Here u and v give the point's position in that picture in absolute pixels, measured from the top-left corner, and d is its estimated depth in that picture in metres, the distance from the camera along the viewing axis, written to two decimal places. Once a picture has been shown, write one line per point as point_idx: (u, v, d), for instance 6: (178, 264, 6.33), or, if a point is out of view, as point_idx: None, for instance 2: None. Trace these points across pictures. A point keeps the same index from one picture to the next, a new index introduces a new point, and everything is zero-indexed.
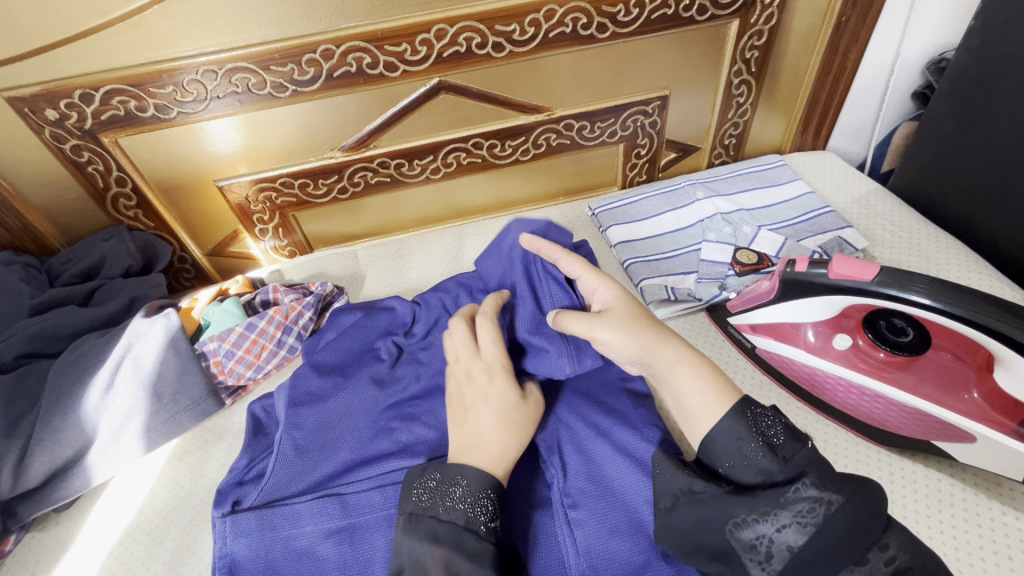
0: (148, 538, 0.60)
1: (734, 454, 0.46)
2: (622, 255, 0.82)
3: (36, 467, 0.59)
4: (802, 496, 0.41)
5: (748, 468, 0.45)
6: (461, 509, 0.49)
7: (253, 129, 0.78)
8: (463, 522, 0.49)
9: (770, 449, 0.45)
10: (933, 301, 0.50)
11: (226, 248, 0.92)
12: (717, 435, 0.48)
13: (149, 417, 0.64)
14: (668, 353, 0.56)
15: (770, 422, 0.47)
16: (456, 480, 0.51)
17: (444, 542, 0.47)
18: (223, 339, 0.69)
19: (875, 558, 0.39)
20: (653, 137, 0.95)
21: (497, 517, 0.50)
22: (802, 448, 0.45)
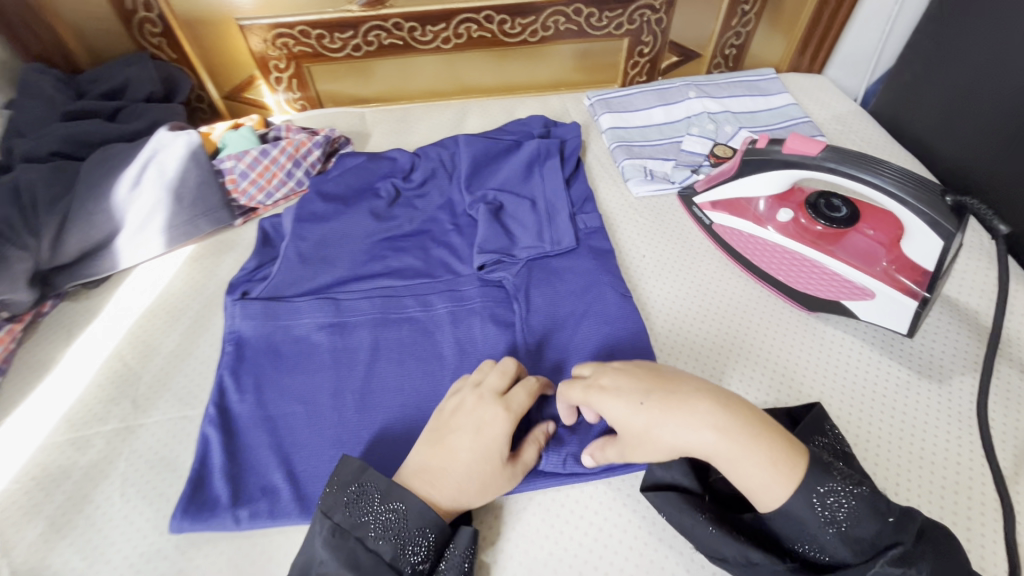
0: (167, 316, 0.70)
1: (797, 533, 0.46)
2: (610, 139, 0.88)
3: (73, 241, 0.68)
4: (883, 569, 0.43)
5: (822, 544, 0.45)
6: (390, 543, 0.48)
7: None
8: (391, 557, 0.48)
9: (839, 531, 0.45)
10: (859, 172, 0.58)
11: (240, 94, 0.97)
12: (778, 518, 0.46)
13: (171, 216, 0.72)
14: (704, 447, 0.48)
15: (839, 500, 0.45)
16: (390, 511, 0.50)
17: (363, 575, 0.46)
18: (239, 160, 0.76)
19: None
20: (657, 36, 0.99)
21: (429, 561, 0.49)
22: (881, 526, 0.44)
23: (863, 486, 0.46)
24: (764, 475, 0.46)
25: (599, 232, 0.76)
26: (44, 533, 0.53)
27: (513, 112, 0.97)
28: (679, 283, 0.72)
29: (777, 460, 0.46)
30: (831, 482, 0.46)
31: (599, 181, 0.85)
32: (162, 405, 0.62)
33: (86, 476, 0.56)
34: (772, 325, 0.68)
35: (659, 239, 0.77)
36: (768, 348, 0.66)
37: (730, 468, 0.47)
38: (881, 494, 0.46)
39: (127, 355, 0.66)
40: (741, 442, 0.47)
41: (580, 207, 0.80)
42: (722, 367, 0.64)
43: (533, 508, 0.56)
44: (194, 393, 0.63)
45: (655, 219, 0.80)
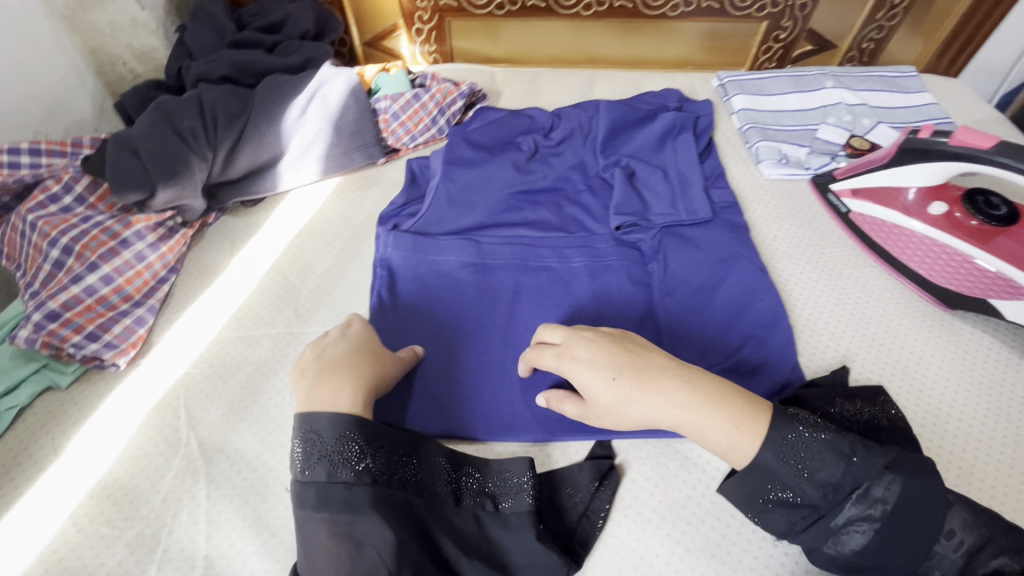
0: (321, 239, 0.74)
1: (772, 485, 0.47)
2: (742, 120, 0.88)
3: (243, 159, 0.74)
4: (852, 510, 0.45)
5: (803, 491, 0.46)
6: (326, 465, 0.48)
7: None
8: (327, 476, 0.48)
9: (805, 474, 0.46)
10: None
11: (381, 43, 1.02)
12: (751, 472, 0.48)
13: (329, 147, 0.77)
14: (673, 420, 0.50)
15: (801, 444, 0.47)
16: (303, 441, 0.49)
17: (320, 505, 0.47)
18: (394, 101, 0.80)
19: (946, 547, 0.44)
20: (797, 23, 0.98)
21: (366, 458, 0.49)
22: (847, 466, 0.46)
23: (820, 429, 0.48)
24: (731, 437, 0.48)
25: (733, 208, 0.77)
26: (225, 414, 0.58)
27: (641, 85, 0.98)
28: (813, 266, 0.73)
29: (740, 421, 0.49)
30: (795, 430, 0.48)
31: (731, 159, 0.86)
32: (321, 317, 0.66)
33: (257, 370, 0.62)
34: (907, 315, 0.68)
35: (792, 222, 0.78)
36: (905, 337, 0.66)
37: (701, 435, 0.50)
38: (844, 435, 0.48)
39: (285, 269, 0.71)
40: (703, 409, 0.50)
41: (712, 182, 0.81)
42: (859, 349, 0.65)
43: (671, 454, 0.57)
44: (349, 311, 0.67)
45: (789, 204, 0.80)
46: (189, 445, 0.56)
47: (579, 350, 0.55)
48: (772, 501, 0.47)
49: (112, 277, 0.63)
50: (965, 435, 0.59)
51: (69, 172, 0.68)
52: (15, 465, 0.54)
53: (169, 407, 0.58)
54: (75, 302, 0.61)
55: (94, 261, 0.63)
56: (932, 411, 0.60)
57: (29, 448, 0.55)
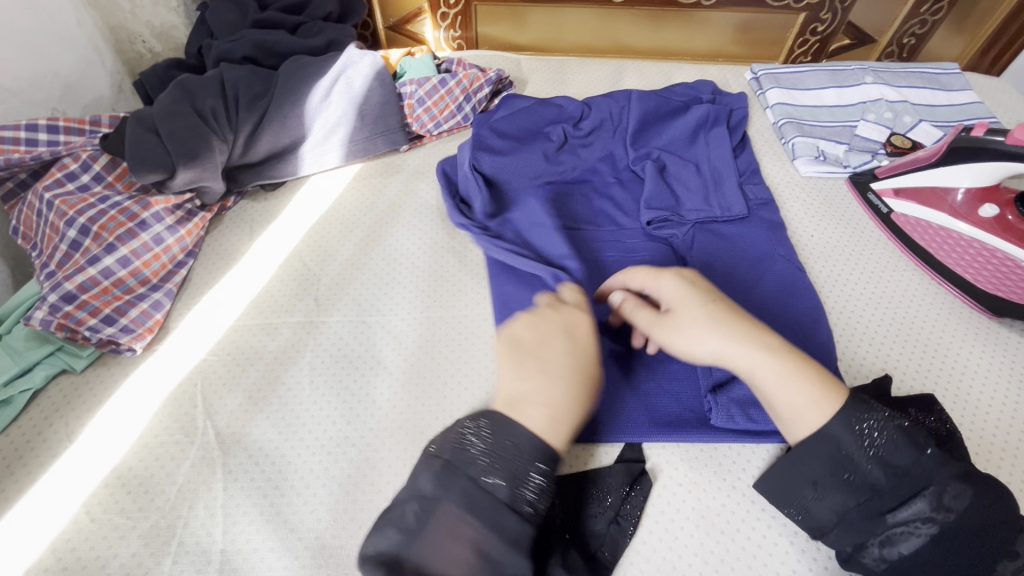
0: (341, 226, 0.72)
1: (834, 465, 0.45)
2: (777, 114, 0.85)
3: (264, 142, 0.71)
4: (916, 505, 0.42)
5: (864, 474, 0.44)
6: (505, 481, 0.44)
7: None
8: (505, 492, 0.44)
9: (874, 457, 0.44)
10: None
11: (405, 27, 1.00)
12: (814, 446, 0.46)
13: (352, 131, 0.75)
14: (744, 362, 0.49)
15: (877, 427, 0.45)
16: (506, 448, 0.45)
17: (473, 515, 0.43)
18: (419, 86, 0.78)
19: (1006, 570, 0.40)
20: (837, 14, 0.94)
21: (545, 499, 0.45)
22: (919, 457, 0.44)
23: (902, 418, 0.45)
24: (811, 393, 0.46)
25: (769, 205, 0.74)
26: (243, 404, 0.56)
27: (671, 77, 0.95)
28: (851, 267, 0.70)
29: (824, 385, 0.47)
30: (874, 413, 0.45)
31: (765, 154, 0.83)
32: (342, 307, 0.64)
33: (277, 359, 0.60)
34: (952, 323, 0.65)
35: (829, 222, 0.75)
36: (950, 345, 0.63)
37: (776, 383, 0.47)
38: (921, 429, 0.45)
39: (306, 256, 0.69)
40: (788, 363, 0.48)
41: (746, 178, 0.78)
42: (902, 356, 0.62)
43: (703, 459, 0.55)
44: (370, 301, 0.65)
45: (825, 203, 0.77)
46: (206, 435, 0.54)
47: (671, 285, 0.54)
48: (826, 480, 0.45)
49: (129, 259, 0.62)
50: (1015, 450, 0.56)
51: (87, 150, 0.66)
52: (29, 450, 0.53)
53: (186, 395, 0.57)
54: (92, 283, 0.59)
55: (112, 242, 0.61)
56: (981, 423, 0.57)
57: (43, 433, 0.54)
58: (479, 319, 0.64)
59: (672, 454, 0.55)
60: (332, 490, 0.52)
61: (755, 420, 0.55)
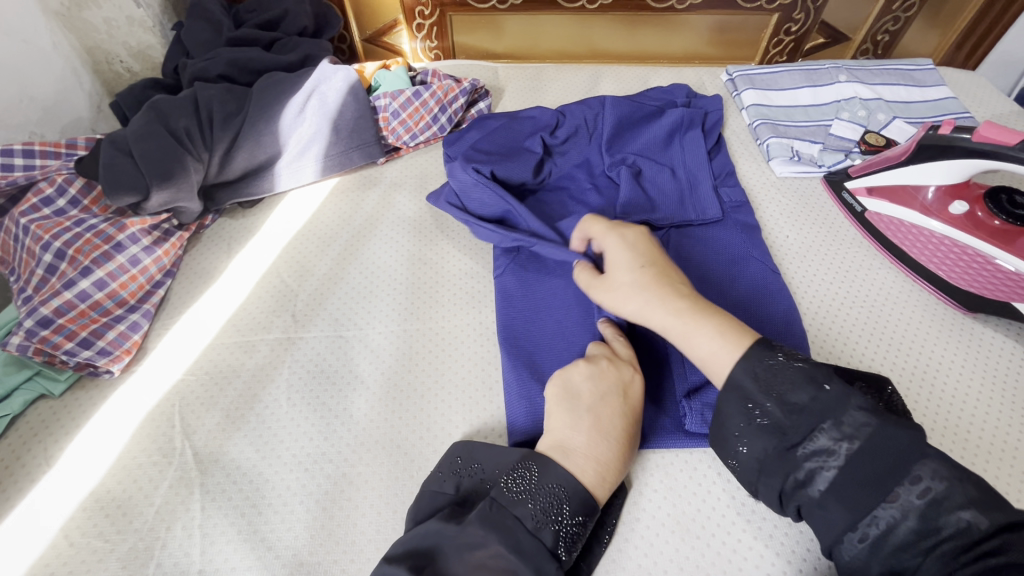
0: (319, 241, 0.73)
1: (742, 410, 0.47)
2: (752, 115, 0.86)
3: (239, 160, 0.72)
4: (820, 440, 0.43)
5: (765, 416, 0.46)
6: (544, 524, 0.45)
7: None
8: (546, 534, 0.45)
9: (776, 397, 0.46)
10: None
11: (382, 39, 1.00)
12: (725, 394, 0.48)
13: (327, 146, 0.75)
14: (658, 323, 0.53)
15: (776, 368, 0.47)
16: (554, 492, 0.47)
17: (512, 553, 0.43)
18: (394, 99, 0.78)
19: (907, 491, 0.41)
20: (809, 14, 0.95)
21: (574, 548, 0.46)
22: (816, 393, 0.45)
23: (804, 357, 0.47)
24: (714, 344, 0.50)
25: (744, 207, 0.75)
26: (221, 422, 0.57)
27: (648, 81, 0.96)
28: (828, 268, 0.71)
29: (726, 333, 0.50)
30: (774, 356, 0.47)
31: (741, 156, 0.83)
32: (319, 323, 0.65)
33: (254, 377, 0.60)
34: (924, 319, 0.66)
35: (805, 222, 0.75)
36: (925, 341, 0.64)
37: (684, 340, 0.51)
38: (823, 367, 0.46)
39: (283, 272, 0.69)
40: (694, 319, 0.51)
41: (722, 180, 0.78)
42: (878, 354, 0.63)
43: (679, 464, 0.55)
44: (347, 316, 0.65)
45: (802, 204, 0.77)
46: (183, 455, 0.55)
47: (609, 247, 0.59)
48: (740, 430, 0.46)
49: (106, 282, 0.62)
50: (989, 446, 0.56)
51: (63, 174, 0.66)
52: (6, 475, 0.53)
53: (164, 415, 0.57)
54: (68, 307, 0.59)
55: (87, 265, 0.61)
56: (954, 418, 0.58)
57: (21, 458, 0.54)
58: (457, 331, 0.65)
59: (648, 460, 0.56)
60: (309, 507, 0.52)
61: None
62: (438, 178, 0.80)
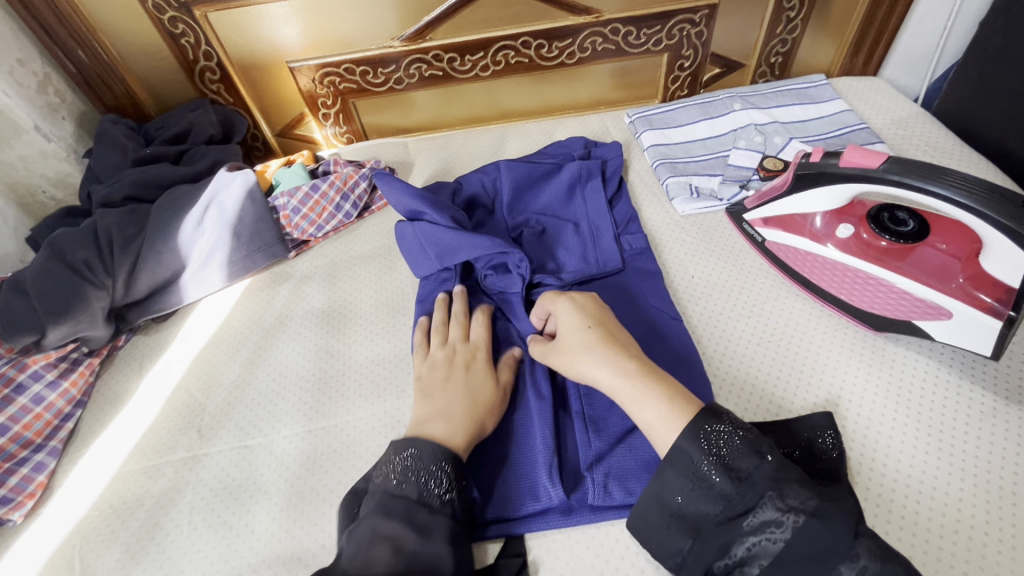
0: (229, 346, 0.73)
1: (687, 483, 0.46)
2: (651, 157, 0.86)
3: (144, 279, 0.73)
4: (766, 512, 0.43)
5: (707, 489, 0.46)
6: (416, 481, 0.50)
7: (308, 14, 0.86)
8: (416, 494, 0.50)
9: (724, 470, 0.46)
10: (948, 193, 0.53)
11: (293, 131, 1.03)
12: (671, 467, 0.47)
13: (231, 252, 0.77)
14: (607, 384, 0.55)
15: (722, 437, 0.47)
16: (412, 463, 0.51)
17: (397, 516, 0.48)
18: (291, 196, 0.80)
19: (848, 569, 0.40)
20: (697, 50, 0.98)
21: (453, 489, 0.51)
22: (760, 463, 0.45)
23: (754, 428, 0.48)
24: (659, 411, 0.51)
25: (645, 253, 0.75)
26: (121, 558, 0.56)
27: (553, 134, 0.97)
28: (734, 303, 0.69)
29: (670, 402, 0.51)
30: (719, 423, 0.48)
31: (644, 199, 0.84)
32: (224, 436, 0.64)
33: (158, 503, 0.59)
34: (835, 346, 0.64)
35: (709, 258, 0.75)
36: (836, 370, 0.62)
37: (633, 402, 0.53)
38: (765, 438, 0.47)
39: (192, 387, 0.69)
40: (643, 382, 0.53)
41: (624, 228, 0.78)
42: (789, 388, 0.61)
43: (587, 542, 0.53)
44: (253, 424, 0.65)
45: (704, 239, 0.77)
46: None
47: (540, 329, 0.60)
48: (686, 496, 0.46)
49: (7, 426, 0.62)
50: (903, 479, 0.54)
51: None
52: None
53: (64, 559, 0.56)
54: None
55: None
56: (867, 449, 0.56)
57: None
58: (362, 424, 0.64)
59: (553, 542, 0.53)
60: None
61: (632, 492, 0.54)
62: (348, 264, 0.81)
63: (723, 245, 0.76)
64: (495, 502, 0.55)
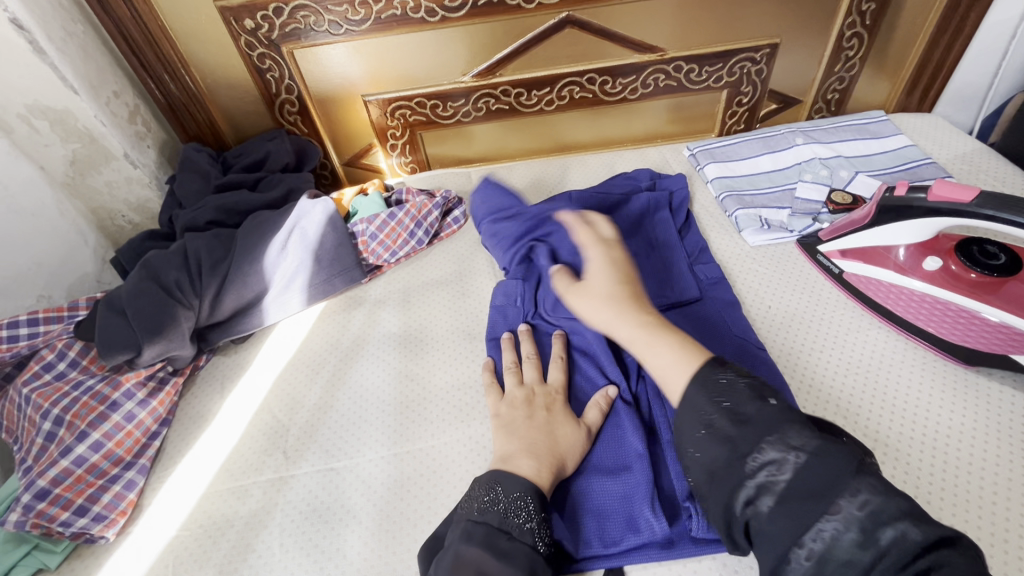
0: (308, 368, 0.74)
1: (740, 491, 0.43)
2: (717, 189, 0.88)
3: (228, 301, 0.75)
4: (823, 524, 0.40)
5: (764, 499, 0.42)
6: (497, 511, 0.50)
7: (392, 51, 0.90)
8: (499, 523, 0.50)
9: (778, 481, 0.42)
10: None
11: (360, 160, 1.07)
12: (721, 472, 0.45)
13: (311, 276, 0.79)
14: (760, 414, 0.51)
15: (779, 450, 0.43)
16: (490, 494, 0.52)
17: (479, 541, 0.48)
18: (370, 223, 0.82)
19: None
20: (756, 86, 1.00)
21: (534, 520, 0.50)
22: (821, 474, 0.41)
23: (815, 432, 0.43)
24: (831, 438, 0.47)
25: (722, 282, 0.75)
26: None
27: (613, 166, 0.99)
28: (815, 334, 0.69)
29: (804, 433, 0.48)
30: (775, 435, 0.43)
31: (712, 230, 0.85)
32: (310, 457, 0.65)
33: (248, 525, 0.60)
34: (925, 379, 0.63)
35: (784, 289, 0.75)
36: (928, 404, 0.61)
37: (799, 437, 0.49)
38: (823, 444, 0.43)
39: (275, 408, 0.70)
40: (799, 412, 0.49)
41: (696, 258, 0.79)
42: (880, 420, 0.60)
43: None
44: (338, 446, 0.65)
45: (777, 268, 0.78)
46: None
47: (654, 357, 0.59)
48: (740, 503, 0.43)
49: (102, 442, 0.63)
50: (1016, 515, 0.51)
51: (63, 339, 0.69)
52: None
53: None
54: (65, 475, 0.60)
55: (84, 429, 0.63)
56: (974, 484, 0.54)
57: None
58: (447, 449, 0.64)
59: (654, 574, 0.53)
60: None
61: None
62: (421, 290, 0.82)
63: (796, 275, 0.76)
64: (593, 532, 0.55)
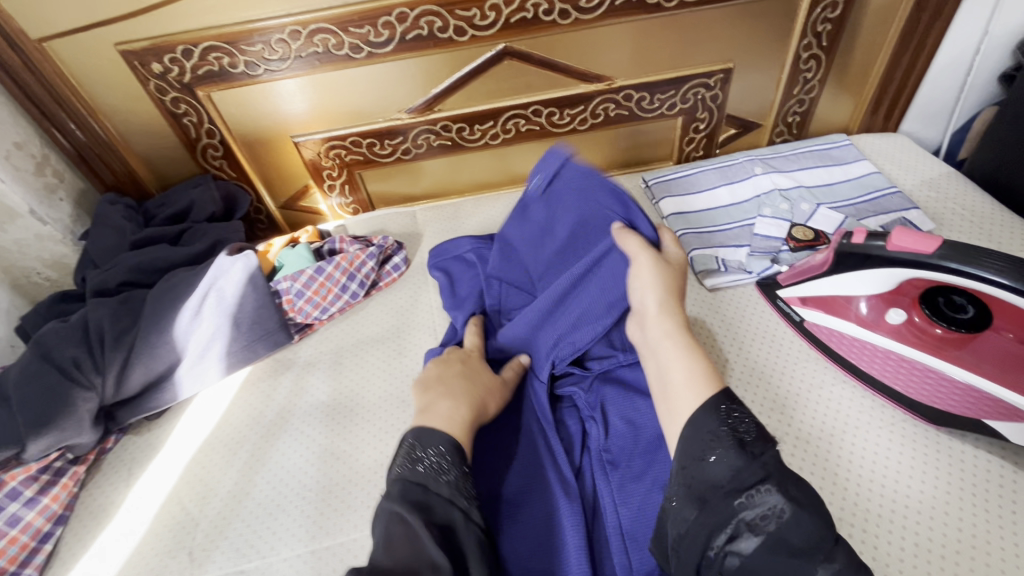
0: (225, 448, 0.67)
1: (719, 535, 0.40)
2: (673, 226, 0.82)
3: (135, 376, 0.68)
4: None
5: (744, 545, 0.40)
6: (415, 467, 0.48)
7: (319, 91, 0.84)
8: (415, 477, 0.47)
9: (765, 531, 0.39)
10: (1008, 281, 0.48)
11: (298, 202, 1.00)
12: (702, 516, 0.41)
13: (229, 343, 0.73)
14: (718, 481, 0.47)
15: (773, 500, 0.40)
16: (407, 454, 0.50)
17: (395, 496, 0.45)
18: (295, 280, 0.76)
19: None
20: (712, 112, 0.95)
21: (450, 471, 0.48)
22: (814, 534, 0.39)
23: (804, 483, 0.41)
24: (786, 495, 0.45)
25: None
26: None
27: None
28: (775, 390, 0.63)
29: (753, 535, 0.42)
30: (764, 483, 0.41)
31: None
32: (218, 559, 0.58)
33: None
34: (892, 442, 0.57)
35: (743, 337, 0.69)
36: (898, 472, 0.55)
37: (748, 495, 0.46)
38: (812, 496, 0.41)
39: (186, 499, 0.63)
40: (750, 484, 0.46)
41: None
42: (847, 493, 0.54)
43: None
44: (251, 543, 0.59)
45: (735, 314, 0.72)
46: None
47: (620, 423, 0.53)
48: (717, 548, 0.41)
49: None
50: None
51: None
52: None
53: None
54: None
55: None
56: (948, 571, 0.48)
57: None
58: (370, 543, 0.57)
59: None
60: None
61: None
62: (354, 349, 0.76)
63: (756, 322, 0.71)
64: None
